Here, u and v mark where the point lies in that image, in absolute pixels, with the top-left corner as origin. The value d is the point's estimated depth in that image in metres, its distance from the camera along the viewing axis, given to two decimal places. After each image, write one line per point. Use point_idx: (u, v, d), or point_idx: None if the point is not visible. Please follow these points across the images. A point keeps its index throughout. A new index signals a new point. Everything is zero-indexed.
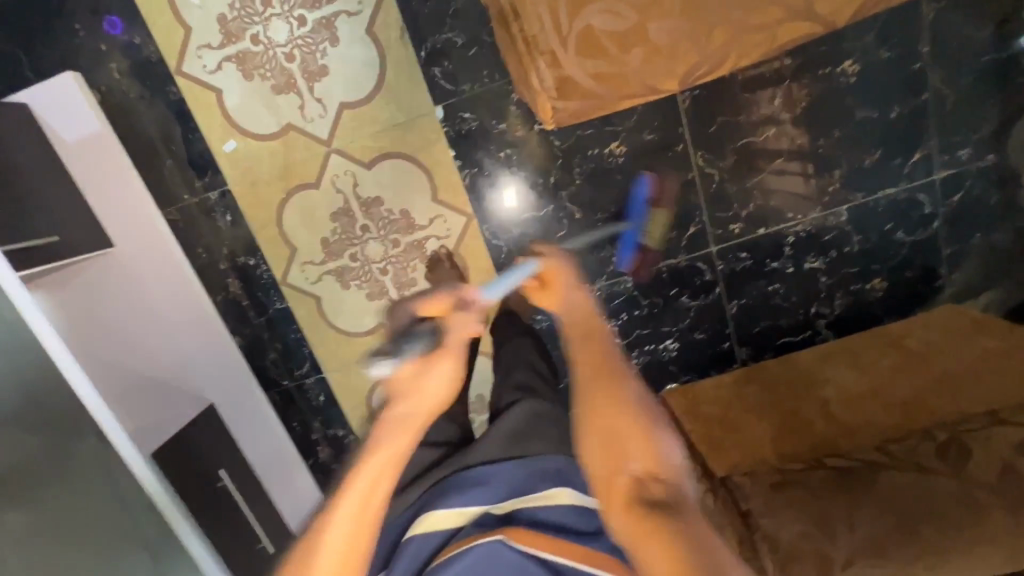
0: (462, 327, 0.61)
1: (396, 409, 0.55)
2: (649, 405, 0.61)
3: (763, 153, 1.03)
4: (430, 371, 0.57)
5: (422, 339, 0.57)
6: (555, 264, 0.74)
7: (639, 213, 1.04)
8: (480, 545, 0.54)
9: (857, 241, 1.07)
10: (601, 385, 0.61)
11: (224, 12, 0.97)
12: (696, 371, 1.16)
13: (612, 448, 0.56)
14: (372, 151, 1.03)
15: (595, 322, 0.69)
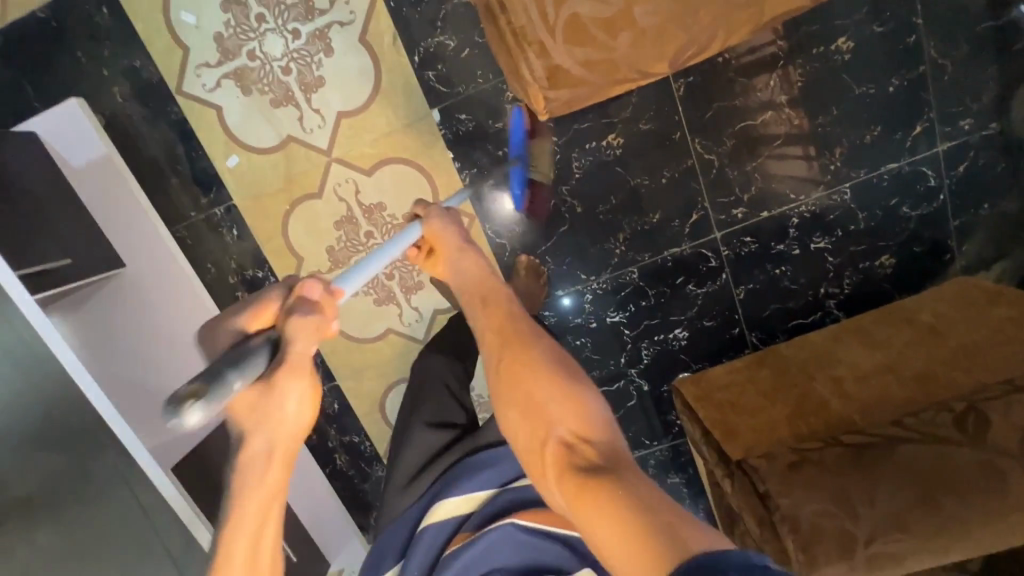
0: (304, 338, 0.50)
1: (251, 441, 0.51)
2: (557, 361, 0.65)
3: (761, 136, 1.03)
4: (277, 395, 0.48)
5: (249, 366, 0.45)
6: (439, 235, 0.75)
7: (519, 146, 1.00)
8: (493, 534, 0.64)
9: (862, 219, 1.06)
10: (512, 359, 0.65)
11: (220, 30, 0.99)
12: (707, 358, 1.15)
13: (533, 418, 0.60)
14: (371, 158, 1.04)
15: (491, 292, 0.72)
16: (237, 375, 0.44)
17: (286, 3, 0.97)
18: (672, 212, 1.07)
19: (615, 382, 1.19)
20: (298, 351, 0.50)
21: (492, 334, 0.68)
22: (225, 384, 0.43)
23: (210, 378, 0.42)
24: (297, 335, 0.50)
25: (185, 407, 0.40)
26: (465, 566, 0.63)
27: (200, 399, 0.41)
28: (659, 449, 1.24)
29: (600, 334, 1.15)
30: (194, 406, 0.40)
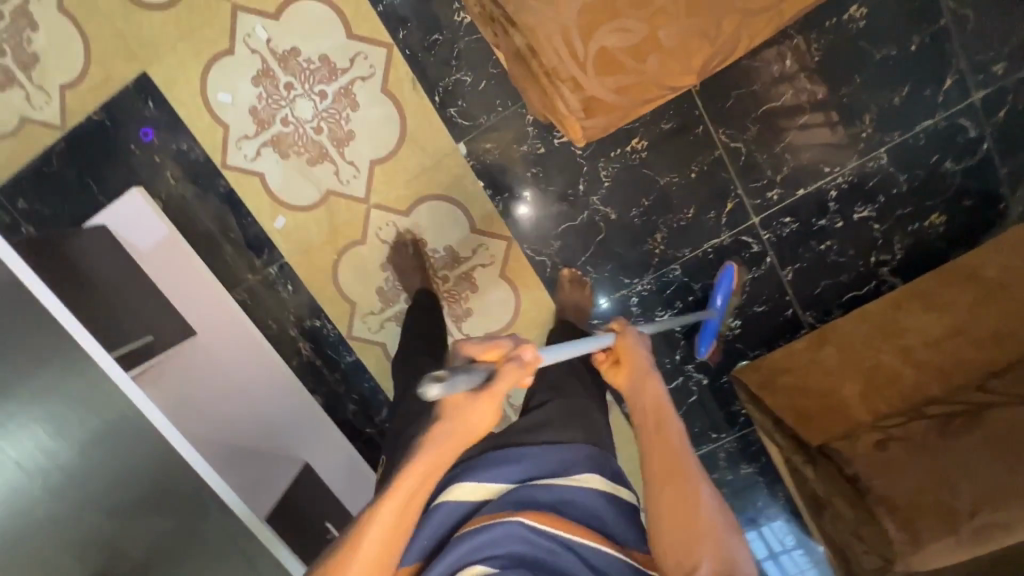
0: (516, 374, 0.53)
1: (439, 428, 0.55)
2: (721, 510, 0.62)
3: (788, 116, 1.03)
4: (481, 409, 0.53)
5: (480, 373, 0.50)
6: (629, 345, 0.74)
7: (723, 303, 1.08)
8: (511, 520, 0.57)
9: (904, 181, 1.04)
10: (676, 485, 0.62)
11: (253, 102, 1.05)
12: (764, 344, 1.14)
13: (682, 546, 0.59)
14: (407, 198, 1.09)
15: (665, 411, 0.69)
16: (475, 375, 0.49)
17: (310, 68, 1.03)
18: (706, 205, 1.08)
19: (673, 380, 1.20)
20: (501, 386, 0.52)
21: (661, 454, 0.65)
22: (467, 377, 0.49)
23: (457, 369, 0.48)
24: (516, 367, 0.53)
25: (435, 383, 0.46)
26: (476, 545, 0.56)
27: (443, 380, 0.46)
28: (726, 440, 1.23)
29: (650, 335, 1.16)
30: (438, 385, 0.46)
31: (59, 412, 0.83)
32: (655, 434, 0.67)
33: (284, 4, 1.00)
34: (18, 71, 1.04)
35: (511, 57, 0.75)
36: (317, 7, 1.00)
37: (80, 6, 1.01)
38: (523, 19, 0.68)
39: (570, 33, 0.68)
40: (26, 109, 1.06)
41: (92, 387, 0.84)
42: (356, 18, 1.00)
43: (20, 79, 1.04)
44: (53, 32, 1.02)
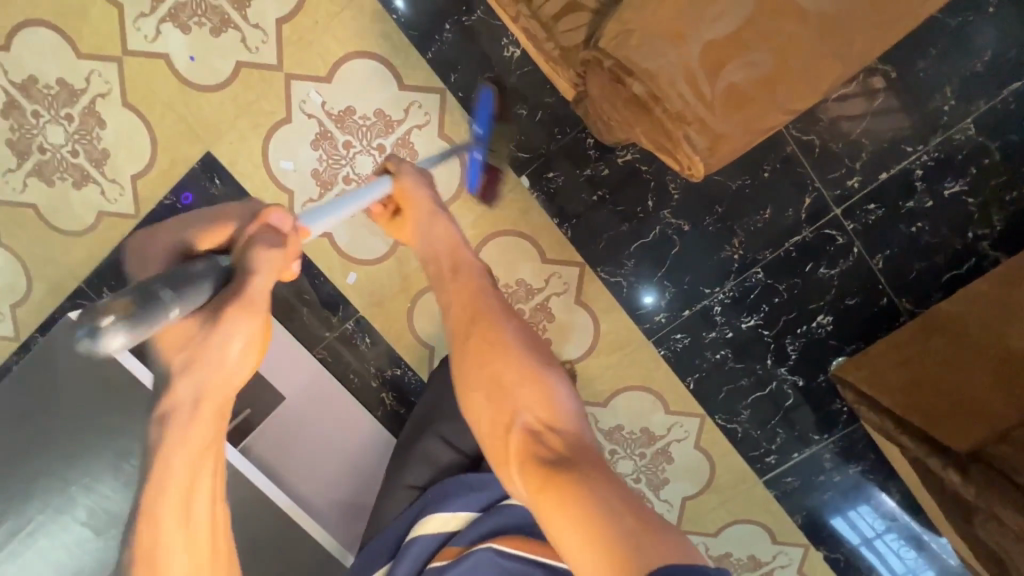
0: (276, 262, 0.49)
1: (180, 387, 0.44)
2: (524, 343, 0.68)
3: (859, 101, 0.99)
4: (226, 329, 0.45)
5: (185, 287, 0.43)
6: (409, 196, 0.76)
7: (483, 127, 0.95)
8: (478, 549, 0.69)
9: (996, 149, 0.98)
10: (477, 337, 0.68)
11: (315, 166, 1.05)
12: (861, 337, 1.09)
13: (502, 406, 0.63)
14: (475, 238, 1.08)
15: (458, 260, 0.73)
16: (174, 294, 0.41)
17: (367, 124, 1.03)
18: (782, 202, 1.04)
19: (766, 386, 1.15)
20: (256, 284, 0.46)
21: (458, 309, 0.70)
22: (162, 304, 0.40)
23: (144, 299, 0.40)
24: (273, 259, 0.49)
25: (112, 325, 0.37)
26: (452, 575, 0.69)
27: (129, 320, 0.38)
28: (828, 440, 1.18)
29: (738, 342, 1.12)
30: (127, 323, 0.38)
31: None
32: (450, 282, 0.72)
33: (336, 66, 1.01)
34: (91, 168, 1.07)
35: (616, 106, 0.64)
36: (368, 63, 1.01)
37: (143, 98, 1.04)
38: (635, 65, 0.59)
39: (692, 75, 0.58)
40: (102, 203, 1.09)
41: None
42: (407, 69, 1.01)
43: (93, 176, 1.07)
44: (121, 127, 1.05)
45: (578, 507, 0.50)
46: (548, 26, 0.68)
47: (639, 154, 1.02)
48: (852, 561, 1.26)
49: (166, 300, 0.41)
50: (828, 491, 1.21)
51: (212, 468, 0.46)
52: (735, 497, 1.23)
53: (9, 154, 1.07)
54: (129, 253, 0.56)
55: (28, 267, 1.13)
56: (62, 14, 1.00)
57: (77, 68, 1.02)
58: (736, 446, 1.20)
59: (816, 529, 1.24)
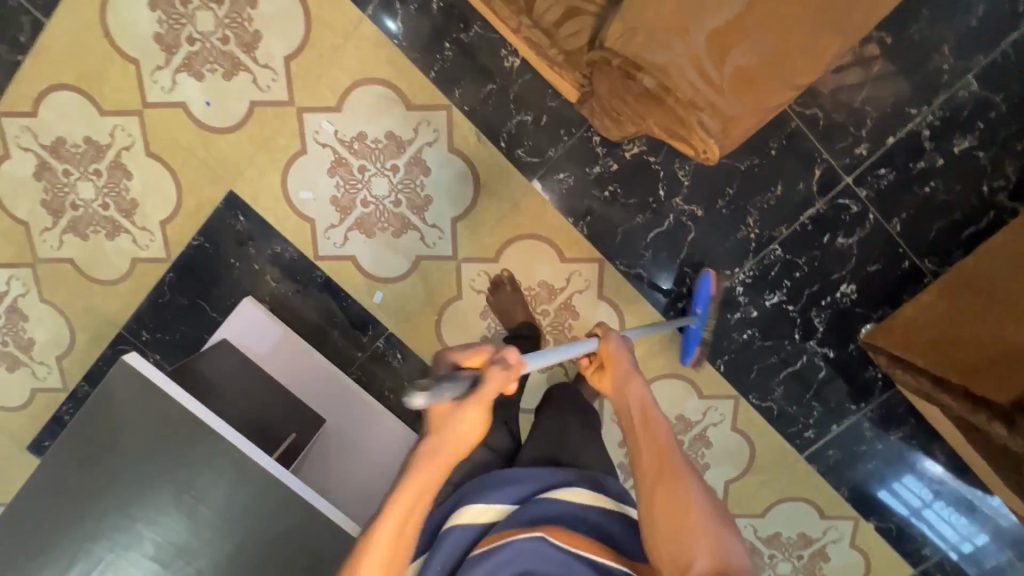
0: (500, 379, 0.55)
1: (430, 442, 0.59)
2: (708, 502, 0.64)
3: (858, 71, 1.00)
4: (465, 415, 0.56)
5: (455, 383, 0.52)
6: (613, 349, 0.77)
7: (704, 308, 1.08)
8: (526, 539, 0.64)
9: (1001, 101, 0.99)
10: (661, 480, 0.64)
11: (333, 193, 1.09)
12: (887, 302, 1.09)
13: (677, 546, 0.60)
14: (494, 245, 1.11)
15: (650, 410, 0.71)
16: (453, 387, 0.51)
17: (379, 147, 1.07)
18: (794, 177, 1.05)
19: (797, 361, 1.16)
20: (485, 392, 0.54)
21: (646, 454, 0.67)
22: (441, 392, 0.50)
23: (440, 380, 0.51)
24: (499, 375, 0.55)
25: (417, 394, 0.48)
26: (491, 568, 0.63)
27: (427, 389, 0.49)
28: (866, 409, 1.18)
29: (765, 320, 1.13)
30: (426, 397, 0.49)
31: (240, 529, 0.85)
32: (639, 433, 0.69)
33: (344, 94, 1.05)
34: (122, 218, 1.12)
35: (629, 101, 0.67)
36: (374, 89, 1.04)
37: (165, 147, 1.08)
38: (643, 60, 0.62)
39: (699, 64, 0.60)
40: (135, 251, 1.14)
41: (258, 493, 0.86)
42: (412, 90, 1.04)
43: (125, 226, 1.12)
44: (146, 177, 1.10)
45: None
46: (551, 33, 0.71)
47: (646, 146, 1.04)
48: (904, 530, 1.25)
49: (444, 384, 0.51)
50: (871, 460, 1.21)
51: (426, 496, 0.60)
52: (778, 476, 1.23)
53: (45, 214, 1.12)
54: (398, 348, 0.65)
55: (70, 319, 1.17)
56: (82, 77, 1.06)
57: (102, 125, 1.08)
58: (774, 424, 1.20)
59: (862, 500, 1.24)
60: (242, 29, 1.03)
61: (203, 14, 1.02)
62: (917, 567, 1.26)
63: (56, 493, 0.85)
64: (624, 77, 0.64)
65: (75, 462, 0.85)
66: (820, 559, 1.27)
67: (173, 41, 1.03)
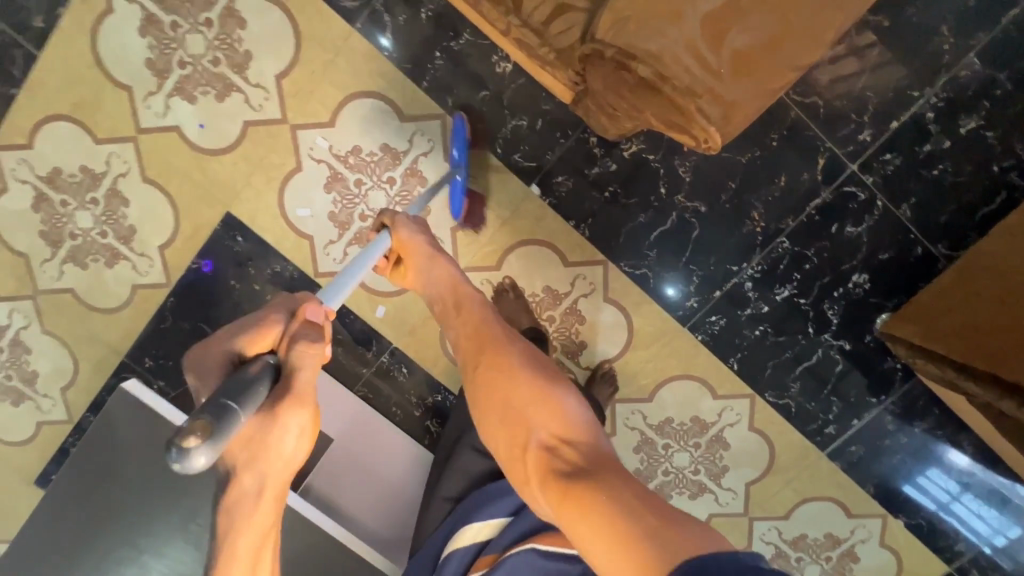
0: (314, 357, 0.50)
1: (244, 482, 0.46)
2: (535, 375, 0.73)
3: (856, 57, 0.98)
4: (283, 427, 0.46)
5: (255, 396, 0.45)
6: (419, 257, 0.81)
7: (460, 155, 0.99)
8: (516, 556, 0.71)
9: (1006, 79, 0.97)
10: (489, 372, 0.75)
11: (331, 209, 1.08)
12: (902, 290, 1.07)
13: (512, 424, 0.70)
14: (495, 253, 1.09)
15: (472, 310, 0.80)
16: (249, 408, 0.43)
17: (374, 160, 1.06)
18: (796, 167, 1.03)
19: (812, 355, 1.12)
20: (303, 378, 0.48)
21: (468, 343, 0.79)
22: (237, 418, 0.42)
23: (219, 415, 0.41)
24: (312, 349, 0.50)
25: (197, 444, 0.39)
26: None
27: (212, 437, 0.39)
28: (886, 402, 1.15)
29: (776, 315, 1.10)
30: (209, 443, 0.39)
31: None
32: (457, 319, 0.81)
33: (337, 109, 1.04)
34: (120, 245, 1.11)
35: (616, 93, 0.64)
36: (366, 102, 1.04)
37: (160, 172, 1.08)
38: (637, 50, 0.60)
39: (697, 50, 0.59)
40: (134, 277, 1.13)
41: None
42: (405, 101, 1.03)
43: (124, 253, 1.12)
44: (143, 202, 1.10)
45: (595, 510, 0.53)
46: (540, 31, 0.69)
47: (644, 144, 1.02)
48: (935, 526, 1.21)
49: (232, 415, 0.42)
50: (896, 454, 1.17)
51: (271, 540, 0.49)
52: (800, 475, 1.19)
53: (45, 245, 1.12)
54: (185, 366, 0.53)
55: (72, 349, 1.16)
56: (77, 106, 1.06)
57: (97, 153, 1.07)
58: (792, 422, 1.16)
59: (889, 496, 1.20)
60: (232, 50, 1.02)
61: (194, 37, 1.02)
62: (951, 564, 1.22)
63: (59, 528, 0.83)
64: (615, 69, 0.62)
65: (76, 495, 0.84)
66: (850, 560, 1.23)
67: (164, 66, 1.03)
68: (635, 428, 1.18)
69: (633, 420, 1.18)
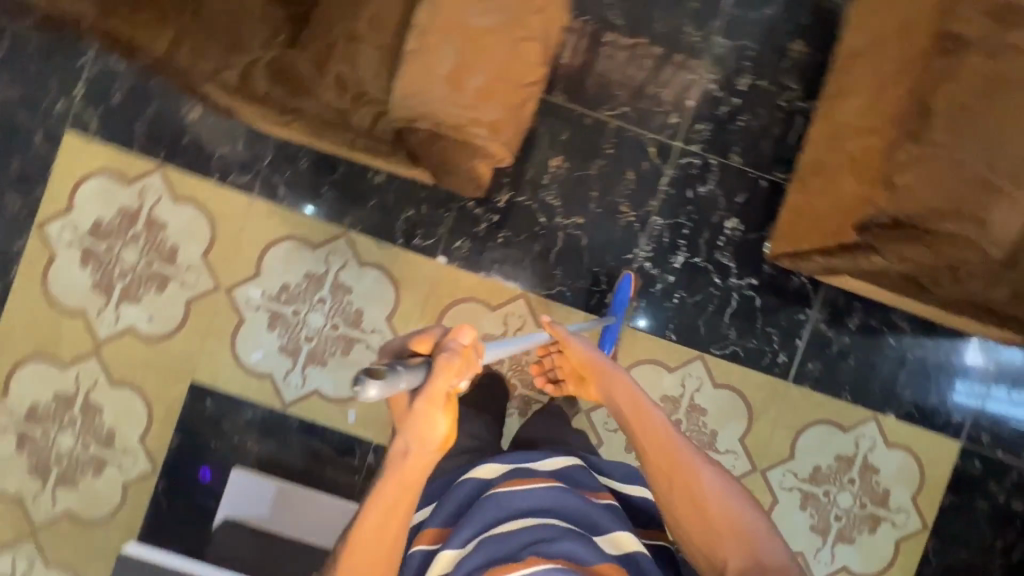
0: (451, 369, 0.60)
1: (399, 444, 0.65)
2: (720, 484, 0.77)
3: (638, 69, 1.24)
4: (423, 414, 0.62)
5: (412, 371, 0.57)
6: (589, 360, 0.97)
7: (620, 311, 1.19)
8: (540, 488, 0.82)
9: (750, 42, 1.24)
10: (674, 476, 0.77)
11: (280, 343, 1.22)
12: (767, 217, 1.24)
13: (700, 527, 0.74)
14: (430, 323, 1.23)
15: (649, 415, 0.85)
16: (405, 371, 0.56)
17: (303, 288, 1.22)
18: (636, 161, 1.24)
19: (731, 300, 1.25)
20: (436, 385, 0.60)
21: (647, 444, 0.81)
22: (397, 374, 0.54)
23: (391, 369, 0.54)
24: (447, 362, 0.60)
25: (371, 378, 0.51)
26: (507, 508, 0.79)
27: (382, 379, 0.52)
28: (813, 314, 1.26)
29: (683, 279, 1.24)
30: (378, 382, 0.51)
31: None
32: (638, 430, 0.83)
33: (259, 261, 1.22)
34: (103, 451, 1.20)
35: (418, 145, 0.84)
36: (280, 246, 1.22)
37: (124, 371, 1.21)
38: (414, 114, 0.80)
39: (451, 98, 0.78)
40: (123, 476, 1.20)
41: None
42: (310, 233, 1.22)
43: (108, 457, 1.20)
44: (115, 404, 1.21)
45: None
46: (372, 132, 0.87)
47: (511, 190, 1.22)
48: (924, 407, 1.27)
49: (396, 371, 0.55)
50: (849, 356, 1.26)
51: (406, 504, 0.67)
52: (781, 410, 1.26)
53: (34, 479, 1.19)
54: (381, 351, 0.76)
55: (80, 571, 1.19)
56: (40, 345, 1.20)
57: (66, 377, 1.20)
58: (746, 364, 1.26)
59: (868, 397, 1.26)
60: (159, 250, 1.21)
61: (125, 252, 1.21)
62: (959, 436, 1.27)
63: None
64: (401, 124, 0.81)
65: None
66: (870, 473, 1.27)
67: (107, 283, 1.21)
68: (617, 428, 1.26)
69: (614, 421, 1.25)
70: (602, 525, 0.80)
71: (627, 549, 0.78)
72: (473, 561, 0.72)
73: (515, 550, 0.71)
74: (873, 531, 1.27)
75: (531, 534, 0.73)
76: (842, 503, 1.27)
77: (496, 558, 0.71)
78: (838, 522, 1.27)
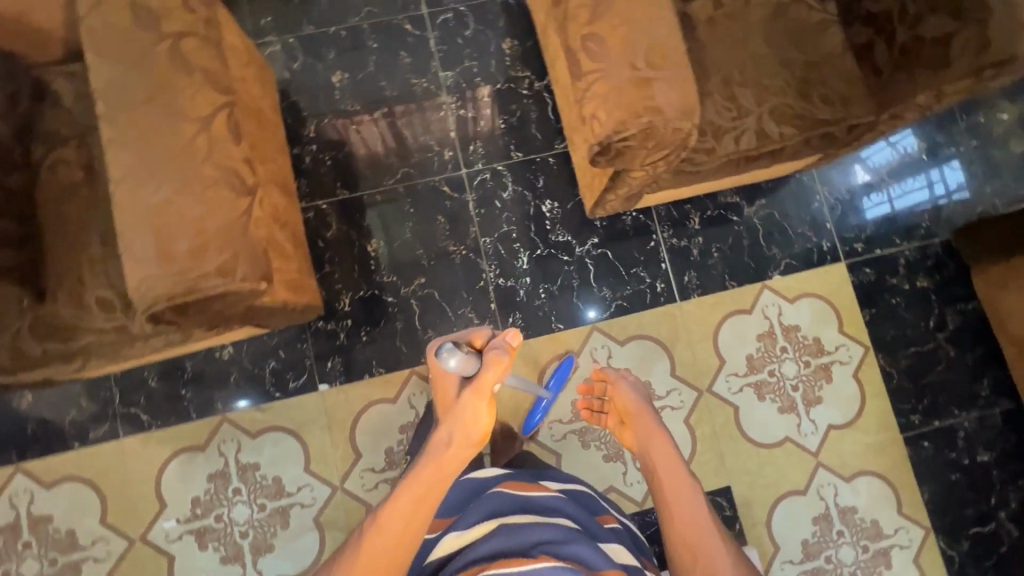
0: (498, 365, 0.78)
1: (446, 430, 0.79)
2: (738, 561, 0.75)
3: (395, 134, 1.33)
4: (473, 404, 0.79)
5: (472, 366, 0.77)
6: (633, 402, 0.98)
7: (556, 388, 1.18)
8: (547, 498, 0.86)
9: (470, 61, 1.36)
10: (695, 545, 0.77)
11: (219, 554, 1.16)
12: (571, 184, 1.33)
13: None
14: (347, 448, 1.21)
15: (681, 475, 0.85)
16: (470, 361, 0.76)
17: (214, 491, 1.18)
18: (440, 205, 1.31)
19: (588, 266, 1.31)
20: (487, 375, 0.78)
21: (672, 502, 0.82)
22: (467, 358, 0.75)
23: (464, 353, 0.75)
24: (497, 357, 0.77)
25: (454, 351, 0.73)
26: (518, 509, 0.82)
27: (460, 354, 0.74)
28: (660, 236, 1.33)
29: (537, 272, 1.29)
30: (458, 355, 0.73)
31: None
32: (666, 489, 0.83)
33: (158, 492, 1.18)
34: None
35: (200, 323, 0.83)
36: (169, 466, 1.18)
37: None
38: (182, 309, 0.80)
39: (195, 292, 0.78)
40: None
41: None
42: (192, 438, 1.19)
43: None
44: None
45: None
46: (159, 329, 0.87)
47: (349, 291, 1.26)
48: (799, 252, 1.34)
49: (463, 361, 0.75)
50: (712, 250, 1.33)
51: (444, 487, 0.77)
52: (688, 330, 1.30)
53: None
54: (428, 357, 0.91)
55: None
56: None
57: None
58: (635, 310, 1.30)
59: (750, 273, 1.33)
60: (57, 541, 1.15)
61: (23, 564, 1.14)
62: (839, 257, 1.34)
63: None
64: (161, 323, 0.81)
65: None
66: (794, 333, 1.31)
67: None
68: (566, 433, 1.25)
69: (559, 429, 1.25)
70: (604, 538, 0.83)
71: (626, 562, 0.80)
72: (485, 546, 0.72)
73: (526, 547, 0.71)
74: (830, 380, 1.30)
75: (542, 535, 0.74)
76: (790, 373, 1.30)
77: (510, 546, 0.71)
78: (797, 392, 1.29)
